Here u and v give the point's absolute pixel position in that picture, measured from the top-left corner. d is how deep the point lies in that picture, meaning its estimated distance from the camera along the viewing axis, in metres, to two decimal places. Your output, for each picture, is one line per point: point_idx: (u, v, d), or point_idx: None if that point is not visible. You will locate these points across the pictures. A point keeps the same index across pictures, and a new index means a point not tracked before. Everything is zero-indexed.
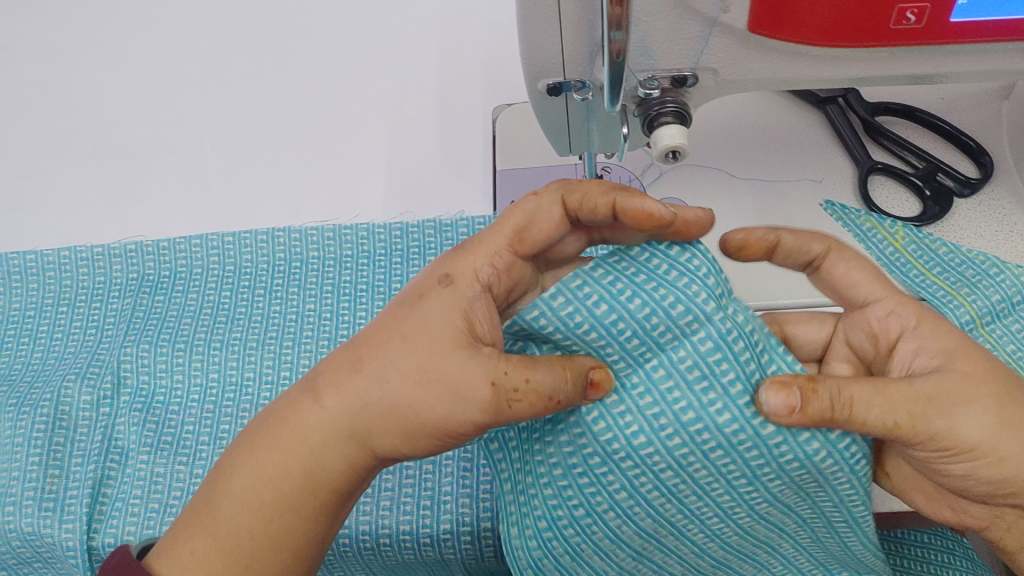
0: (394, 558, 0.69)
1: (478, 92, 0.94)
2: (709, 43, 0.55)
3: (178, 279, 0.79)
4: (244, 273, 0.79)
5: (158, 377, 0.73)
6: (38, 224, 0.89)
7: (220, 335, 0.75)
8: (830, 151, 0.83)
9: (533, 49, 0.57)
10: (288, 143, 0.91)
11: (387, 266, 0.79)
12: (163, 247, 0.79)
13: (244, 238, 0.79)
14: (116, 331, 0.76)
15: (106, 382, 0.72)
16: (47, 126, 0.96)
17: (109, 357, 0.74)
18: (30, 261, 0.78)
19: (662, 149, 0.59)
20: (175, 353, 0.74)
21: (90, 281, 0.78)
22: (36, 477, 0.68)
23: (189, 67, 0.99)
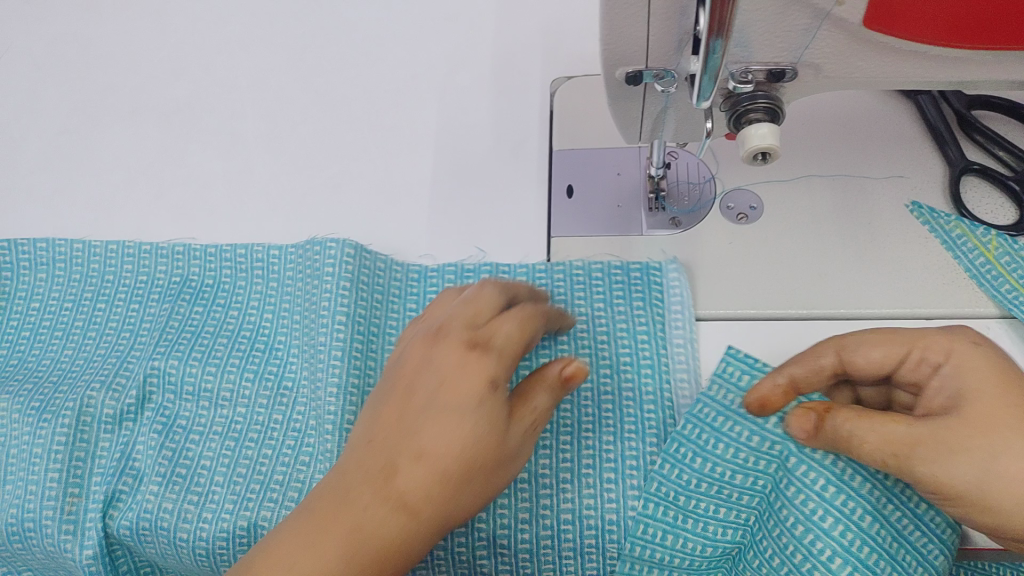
0: None
1: (536, 60, 0.88)
2: (817, 37, 0.49)
3: (221, 292, 0.75)
4: (288, 293, 0.74)
5: (183, 400, 0.70)
6: (74, 184, 0.86)
7: (255, 364, 0.71)
8: (919, 145, 0.76)
9: (615, 35, 0.51)
10: (334, 111, 0.87)
11: None
12: (209, 254, 0.77)
13: (292, 253, 0.76)
14: (148, 341, 0.73)
15: (132, 399, 0.70)
16: (87, 82, 0.93)
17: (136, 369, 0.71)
18: (75, 251, 0.78)
19: (751, 149, 0.53)
20: (204, 376, 0.70)
21: (133, 279, 0.76)
22: (55, 495, 0.67)
23: (236, 26, 0.94)
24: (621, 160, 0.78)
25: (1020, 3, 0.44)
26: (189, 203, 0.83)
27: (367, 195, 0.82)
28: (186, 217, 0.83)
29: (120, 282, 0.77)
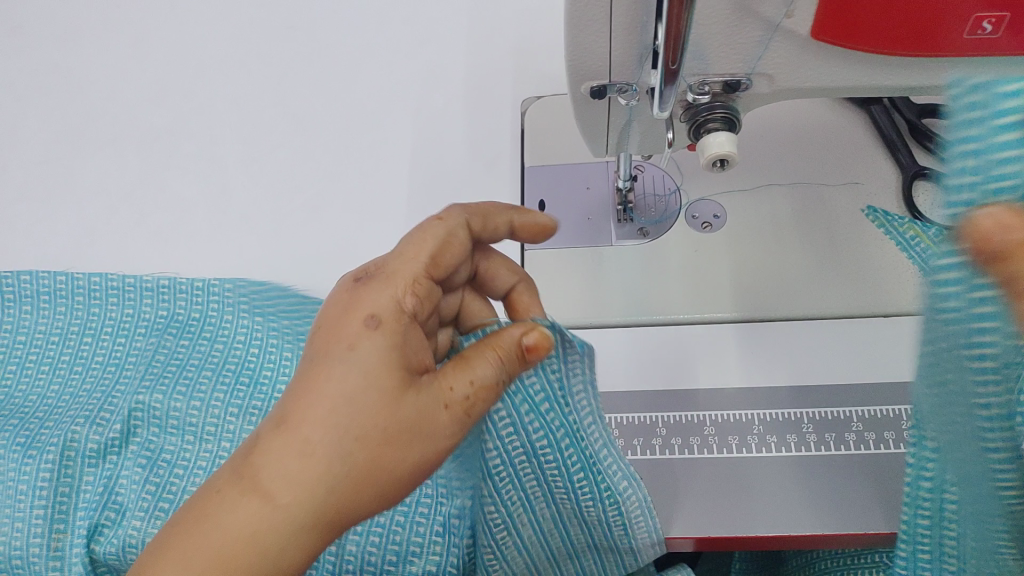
0: None
1: (508, 80, 0.91)
2: (768, 48, 0.52)
3: (207, 326, 0.76)
4: (275, 331, 0.75)
5: (169, 434, 0.70)
6: (59, 212, 0.89)
7: (238, 401, 0.71)
8: (874, 153, 0.80)
9: (579, 51, 0.54)
10: (311, 133, 0.89)
11: None
12: (196, 288, 0.77)
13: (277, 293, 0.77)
14: (135, 374, 0.73)
15: (117, 430, 0.70)
16: (68, 112, 0.95)
17: (122, 403, 0.71)
18: (59, 282, 0.77)
19: (709, 157, 0.56)
20: (189, 413, 0.71)
21: (118, 312, 0.76)
22: (42, 533, 0.66)
23: (214, 53, 0.97)
24: (589, 174, 0.81)
25: (957, 16, 0.47)
26: (170, 227, 0.85)
27: (345, 213, 0.84)
28: (167, 241, 0.85)
29: (106, 314, 0.76)
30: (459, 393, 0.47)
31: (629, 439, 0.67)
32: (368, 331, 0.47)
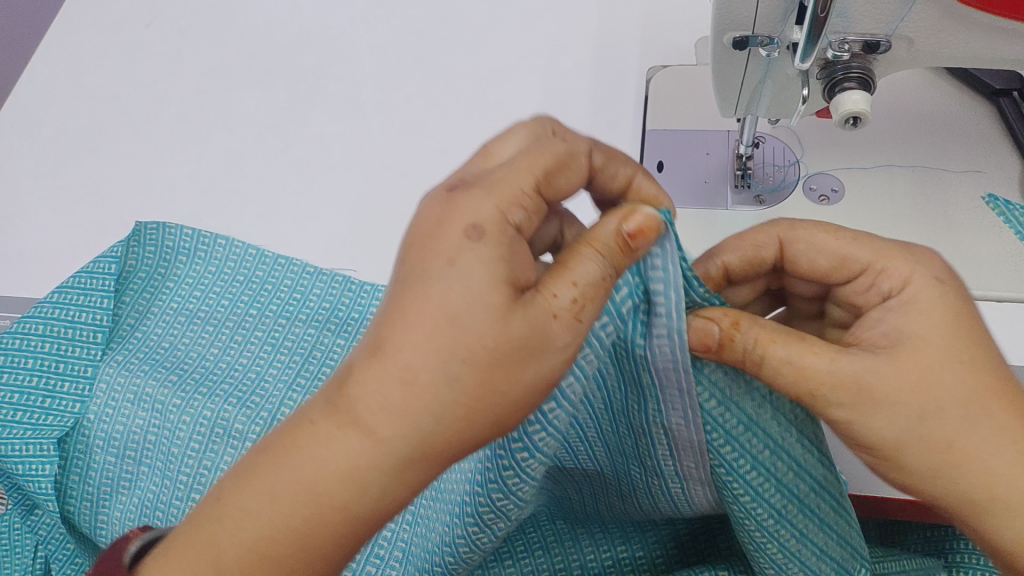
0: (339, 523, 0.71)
1: (635, 50, 0.95)
2: (912, 10, 0.55)
3: (217, 320, 0.79)
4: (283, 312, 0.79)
5: (227, 405, 0.74)
6: (208, 136, 0.96)
7: (277, 354, 0.77)
8: (999, 144, 0.80)
9: (728, 1, 0.57)
10: (446, 86, 0.95)
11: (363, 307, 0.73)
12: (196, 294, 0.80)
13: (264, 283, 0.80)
14: (166, 393, 0.74)
15: (229, 410, 0.73)
16: (223, 49, 1.03)
17: (174, 396, 0.74)
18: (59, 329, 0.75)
19: (842, 114, 0.59)
20: (236, 384, 0.76)
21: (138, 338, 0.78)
22: (179, 502, 0.70)
23: (359, 7, 1.04)
24: (709, 141, 0.84)
25: None
26: (310, 157, 0.93)
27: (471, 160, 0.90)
28: (305, 170, 0.92)
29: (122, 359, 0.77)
30: (756, 348, 0.47)
31: None
32: (471, 244, 0.42)
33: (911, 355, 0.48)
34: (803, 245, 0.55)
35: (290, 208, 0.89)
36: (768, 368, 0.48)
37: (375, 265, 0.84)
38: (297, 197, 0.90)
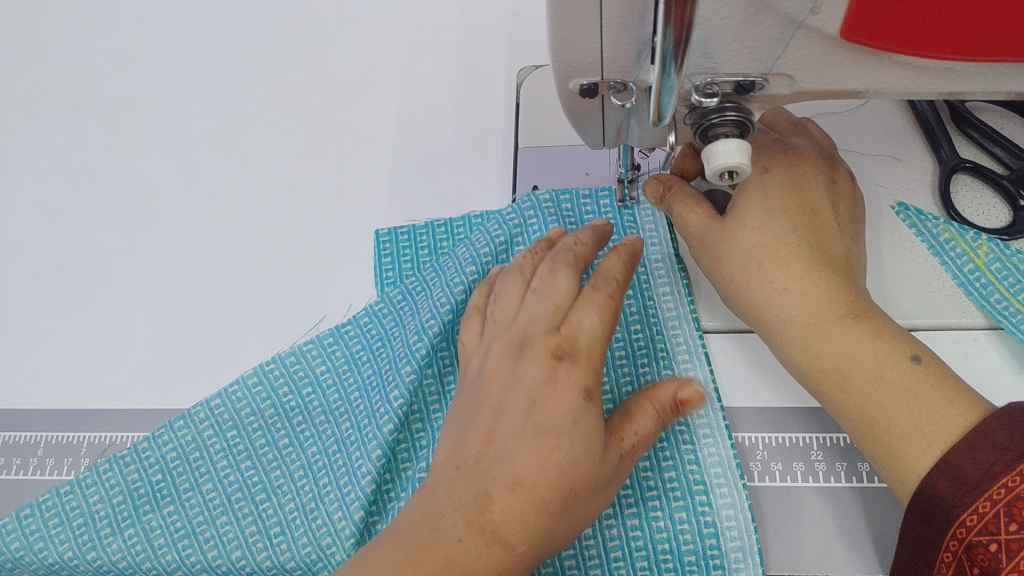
0: (159, 524, 0.62)
1: (500, 48, 0.83)
2: (790, 47, 0.44)
3: (203, 425, 0.64)
4: (291, 411, 0.64)
5: (238, 505, 0.62)
6: (8, 212, 0.81)
7: (281, 430, 0.64)
8: (909, 140, 0.71)
9: (565, 46, 0.46)
10: (287, 103, 0.83)
11: (182, 434, 0.64)
12: (179, 425, 0.64)
13: (234, 391, 0.64)
14: (181, 517, 0.62)
15: (220, 492, 0.62)
16: (27, 78, 0.89)
17: (173, 522, 0.62)
18: (17, 546, 0.62)
19: (716, 168, 0.48)
20: (244, 472, 0.62)
21: (109, 504, 0.62)
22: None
23: (185, 10, 0.91)
24: (588, 159, 0.73)
25: (997, 13, 0.39)
26: (132, 209, 0.79)
27: (323, 190, 0.77)
28: (130, 223, 0.79)
29: (102, 517, 0.62)
30: None
31: None
32: None
33: (879, 386, 0.51)
34: (535, 341, 0.56)
35: (115, 279, 0.76)
36: (820, 356, 0.54)
37: (215, 333, 0.72)
38: (120, 261, 0.77)
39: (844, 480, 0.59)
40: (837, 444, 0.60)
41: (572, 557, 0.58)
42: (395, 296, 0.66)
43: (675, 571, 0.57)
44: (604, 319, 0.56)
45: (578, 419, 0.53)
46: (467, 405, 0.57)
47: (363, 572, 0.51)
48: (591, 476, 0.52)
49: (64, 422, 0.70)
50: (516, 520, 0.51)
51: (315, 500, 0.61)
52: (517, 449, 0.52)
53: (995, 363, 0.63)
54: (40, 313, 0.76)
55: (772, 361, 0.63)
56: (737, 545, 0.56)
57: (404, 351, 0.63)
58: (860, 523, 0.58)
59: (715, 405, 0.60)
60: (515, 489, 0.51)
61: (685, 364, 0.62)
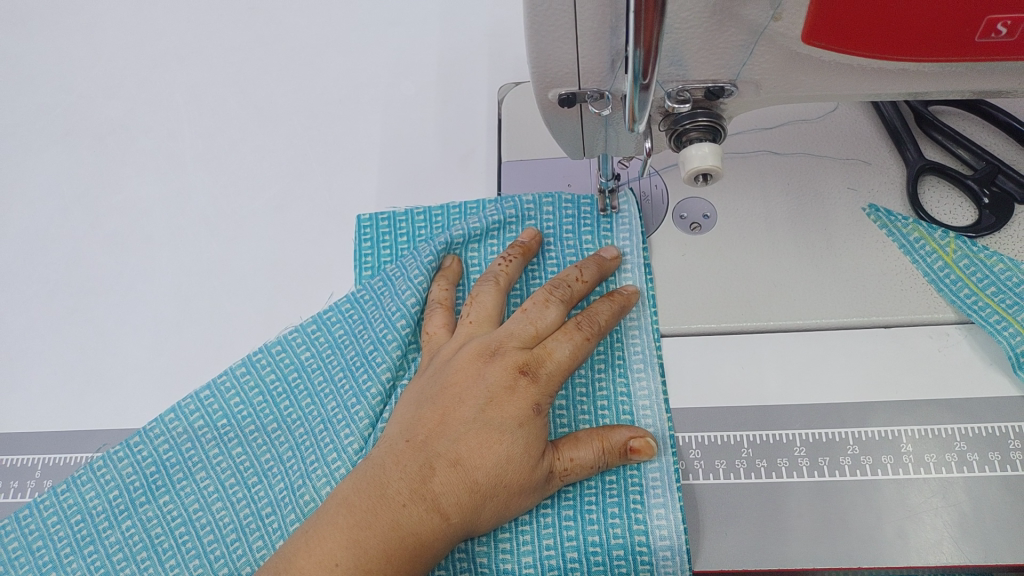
0: (155, 514, 0.62)
1: (481, 68, 0.86)
2: (755, 54, 0.47)
3: (194, 415, 0.65)
4: (278, 395, 0.65)
5: (231, 489, 0.62)
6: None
7: (271, 414, 0.64)
8: (877, 145, 0.74)
9: (542, 57, 0.48)
10: (273, 125, 0.85)
11: (174, 425, 0.64)
12: (170, 418, 0.65)
13: (221, 383, 0.66)
14: (178, 505, 0.62)
15: (212, 481, 0.62)
16: (16, 107, 0.91)
17: (169, 511, 0.62)
18: (14, 549, 0.61)
19: (690, 171, 0.50)
20: (237, 458, 0.63)
21: (103, 498, 0.62)
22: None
23: (171, 38, 0.93)
24: (568, 169, 0.75)
25: (948, 13, 0.42)
26: (123, 232, 0.81)
27: (312, 207, 0.79)
28: (122, 246, 0.80)
29: (98, 512, 0.62)
30: None
31: (689, 461, 0.62)
32: None
33: None
34: (507, 352, 0.59)
35: (108, 300, 0.77)
36: None
37: (207, 349, 0.73)
38: (112, 282, 0.78)
39: (828, 474, 0.61)
40: (819, 439, 0.62)
41: (507, 539, 0.59)
42: (376, 286, 0.68)
43: (602, 563, 0.58)
44: (576, 354, 0.59)
45: (522, 424, 0.56)
46: (429, 386, 0.60)
47: (316, 542, 0.52)
48: (520, 479, 0.55)
49: (60, 441, 0.70)
50: (452, 497, 0.54)
51: (304, 477, 0.61)
52: (464, 434, 0.56)
53: (969, 356, 0.64)
54: (34, 335, 0.76)
55: (752, 362, 0.66)
56: (665, 544, 0.58)
57: (386, 329, 0.66)
58: (843, 516, 0.59)
59: (663, 417, 0.63)
60: (456, 468, 0.55)
61: (639, 372, 0.65)
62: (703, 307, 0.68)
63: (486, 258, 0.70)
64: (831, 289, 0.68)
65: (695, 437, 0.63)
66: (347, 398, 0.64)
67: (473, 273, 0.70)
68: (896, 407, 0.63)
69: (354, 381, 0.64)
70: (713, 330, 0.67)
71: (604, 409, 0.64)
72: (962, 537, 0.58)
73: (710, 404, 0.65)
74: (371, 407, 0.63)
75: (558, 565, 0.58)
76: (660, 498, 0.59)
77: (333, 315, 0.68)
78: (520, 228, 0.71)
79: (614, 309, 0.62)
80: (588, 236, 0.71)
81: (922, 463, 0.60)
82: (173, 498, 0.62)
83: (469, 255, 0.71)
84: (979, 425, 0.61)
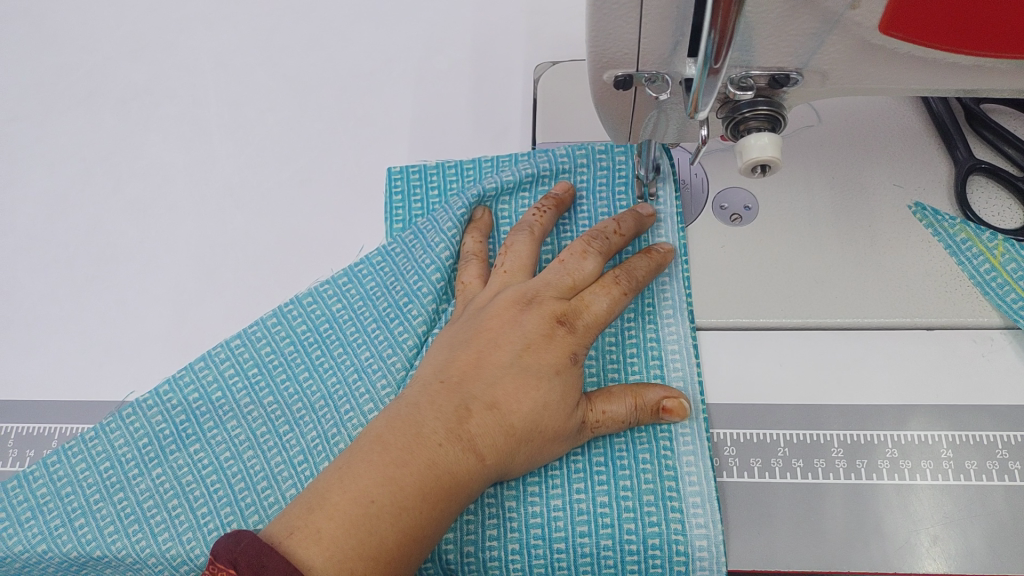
0: (186, 461, 0.60)
1: (516, 45, 0.84)
2: (825, 42, 0.45)
3: (224, 366, 0.63)
4: (310, 345, 0.64)
5: (263, 435, 0.61)
6: (19, 200, 0.81)
7: (301, 363, 0.63)
8: (924, 141, 0.72)
9: (602, 36, 0.46)
10: (303, 96, 0.83)
11: (205, 375, 0.63)
12: (202, 368, 0.63)
13: (252, 332, 0.65)
14: (209, 452, 0.60)
15: (242, 427, 0.61)
16: (37, 66, 0.89)
17: (199, 458, 0.60)
18: (42, 495, 0.60)
19: (748, 161, 0.48)
20: (269, 405, 0.62)
21: (134, 447, 0.61)
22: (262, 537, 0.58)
23: (198, 2, 0.91)
24: None
25: None
26: (147, 199, 0.79)
27: (340, 181, 0.77)
28: (144, 214, 0.78)
29: (129, 460, 0.61)
30: None
31: (723, 458, 0.61)
32: None
33: None
34: (543, 300, 0.58)
35: (130, 267, 0.76)
36: None
37: (230, 321, 0.71)
38: (134, 249, 0.77)
39: (865, 477, 0.59)
40: (856, 441, 0.61)
41: (535, 484, 0.58)
42: (409, 237, 0.67)
43: (632, 508, 0.57)
44: (613, 308, 0.58)
45: (558, 372, 0.55)
46: (463, 332, 0.58)
47: (352, 479, 0.50)
48: (555, 425, 0.54)
49: (78, 410, 0.69)
50: (488, 439, 0.53)
51: (338, 425, 0.60)
52: (500, 379, 0.55)
53: (1012, 362, 0.63)
54: (54, 301, 0.75)
55: (790, 359, 0.65)
56: (695, 491, 0.57)
57: (419, 281, 0.64)
58: (880, 519, 0.58)
59: (694, 376, 0.62)
60: (493, 411, 0.53)
61: (668, 320, 0.64)
62: (743, 302, 0.66)
63: (518, 212, 0.69)
64: (873, 286, 0.66)
65: (729, 434, 0.62)
66: (379, 348, 0.63)
67: (504, 226, 0.69)
68: (936, 411, 0.62)
69: (388, 332, 0.63)
70: (749, 326, 0.66)
71: (633, 358, 0.63)
72: (1001, 546, 0.57)
73: (745, 400, 0.63)
74: (405, 358, 0.62)
75: (588, 510, 0.57)
76: (691, 449, 0.58)
77: (364, 266, 0.66)
78: (553, 181, 0.69)
79: (651, 265, 0.60)
80: (624, 200, 0.69)
81: (962, 470, 0.59)
82: (205, 445, 0.61)
83: (500, 207, 0.69)
84: (1021, 433, 0.60)
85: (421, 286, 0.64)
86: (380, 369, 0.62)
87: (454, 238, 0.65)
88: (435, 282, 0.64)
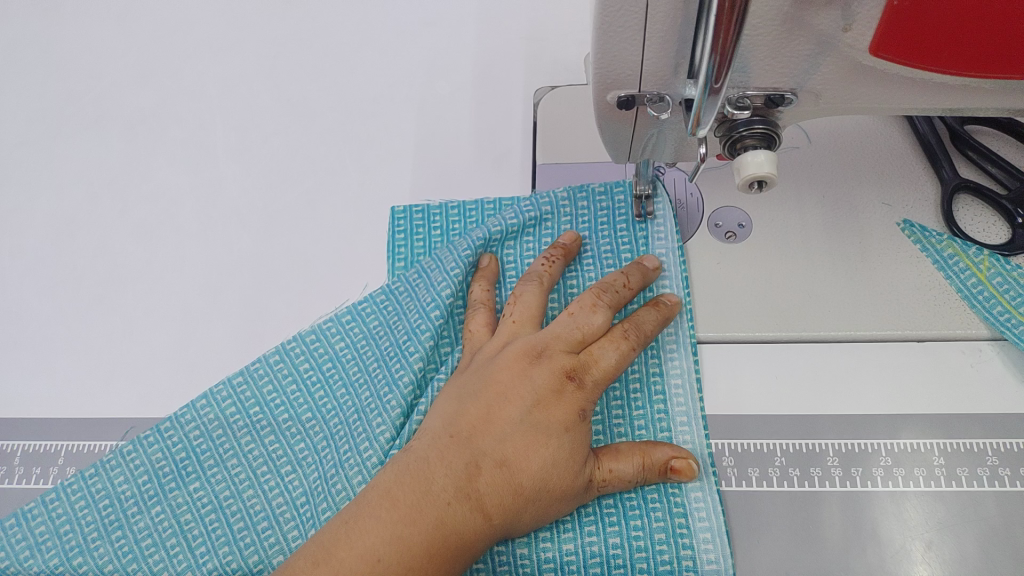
0: (186, 499, 0.61)
1: (516, 71, 0.86)
2: (818, 64, 0.47)
3: (226, 404, 0.64)
4: (312, 384, 0.65)
5: (263, 476, 0.61)
6: (27, 222, 0.82)
7: (303, 404, 0.64)
8: (911, 161, 0.75)
9: (608, 59, 0.48)
10: (308, 119, 0.85)
11: (205, 413, 0.64)
12: (203, 405, 0.64)
13: (256, 370, 0.66)
14: (208, 490, 0.61)
15: (243, 468, 0.62)
16: (45, 92, 0.91)
17: (198, 497, 0.61)
18: (41, 532, 0.61)
19: (745, 178, 0.50)
20: (269, 445, 0.63)
21: (133, 483, 0.62)
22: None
23: (204, 29, 0.93)
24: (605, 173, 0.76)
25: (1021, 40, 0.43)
26: (153, 221, 0.80)
27: (345, 203, 0.79)
28: (151, 235, 0.80)
29: (128, 496, 0.62)
30: None
31: (723, 468, 0.63)
32: None
33: None
34: (551, 356, 0.59)
35: (137, 287, 0.77)
36: None
37: (237, 339, 0.72)
38: (142, 270, 0.78)
39: (860, 484, 0.61)
40: (852, 449, 0.63)
41: (547, 531, 0.60)
42: (414, 278, 0.68)
43: (644, 548, 0.59)
44: (621, 363, 0.59)
45: (568, 430, 0.56)
46: (471, 383, 0.59)
47: (358, 531, 0.51)
48: (563, 485, 0.56)
49: (86, 428, 0.69)
50: (496, 497, 0.54)
51: (336, 467, 0.61)
52: (509, 436, 0.56)
53: (1001, 372, 0.65)
54: (61, 320, 0.76)
55: (787, 371, 0.66)
56: (704, 527, 0.59)
57: (420, 320, 0.65)
58: (877, 526, 0.60)
59: (698, 416, 0.63)
60: (502, 469, 0.55)
61: (671, 352, 0.66)
62: (739, 316, 0.68)
63: (521, 257, 0.70)
64: (865, 301, 0.68)
65: (727, 444, 0.64)
66: (379, 387, 0.63)
67: (509, 274, 0.70)
68: (929, 420, 0.63)
69: (389, 370, 0.64)
70: (746, 339, 0.68)
71: (637, 391, 0.65)
72: (995, 550, 0.58)
73: (745, 412, 0.65)
74: (403, 397, 0.62)
75: (601, 553, 0.59)
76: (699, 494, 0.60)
77: (368, 305, 0.68)
78: (554, 225, 0.71)
79: (659, 319, 0.62)
80: (624, 230, 0.71)
81: (954, 476, 0.61)
82: (204, 484, 0.62)
83: (505, 254, 0.70)
84: (1011, 440, 0.62)
85: (421, 325, 0.65)
86: (379, 408, 0.62)
87: (457, 277, 0.66)
88: (434, 321, 0.64)
